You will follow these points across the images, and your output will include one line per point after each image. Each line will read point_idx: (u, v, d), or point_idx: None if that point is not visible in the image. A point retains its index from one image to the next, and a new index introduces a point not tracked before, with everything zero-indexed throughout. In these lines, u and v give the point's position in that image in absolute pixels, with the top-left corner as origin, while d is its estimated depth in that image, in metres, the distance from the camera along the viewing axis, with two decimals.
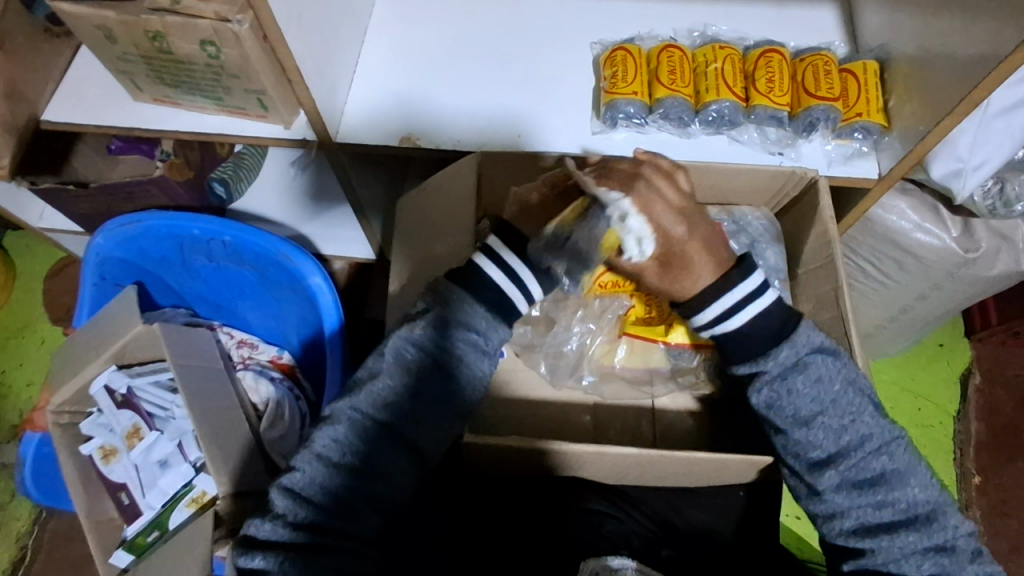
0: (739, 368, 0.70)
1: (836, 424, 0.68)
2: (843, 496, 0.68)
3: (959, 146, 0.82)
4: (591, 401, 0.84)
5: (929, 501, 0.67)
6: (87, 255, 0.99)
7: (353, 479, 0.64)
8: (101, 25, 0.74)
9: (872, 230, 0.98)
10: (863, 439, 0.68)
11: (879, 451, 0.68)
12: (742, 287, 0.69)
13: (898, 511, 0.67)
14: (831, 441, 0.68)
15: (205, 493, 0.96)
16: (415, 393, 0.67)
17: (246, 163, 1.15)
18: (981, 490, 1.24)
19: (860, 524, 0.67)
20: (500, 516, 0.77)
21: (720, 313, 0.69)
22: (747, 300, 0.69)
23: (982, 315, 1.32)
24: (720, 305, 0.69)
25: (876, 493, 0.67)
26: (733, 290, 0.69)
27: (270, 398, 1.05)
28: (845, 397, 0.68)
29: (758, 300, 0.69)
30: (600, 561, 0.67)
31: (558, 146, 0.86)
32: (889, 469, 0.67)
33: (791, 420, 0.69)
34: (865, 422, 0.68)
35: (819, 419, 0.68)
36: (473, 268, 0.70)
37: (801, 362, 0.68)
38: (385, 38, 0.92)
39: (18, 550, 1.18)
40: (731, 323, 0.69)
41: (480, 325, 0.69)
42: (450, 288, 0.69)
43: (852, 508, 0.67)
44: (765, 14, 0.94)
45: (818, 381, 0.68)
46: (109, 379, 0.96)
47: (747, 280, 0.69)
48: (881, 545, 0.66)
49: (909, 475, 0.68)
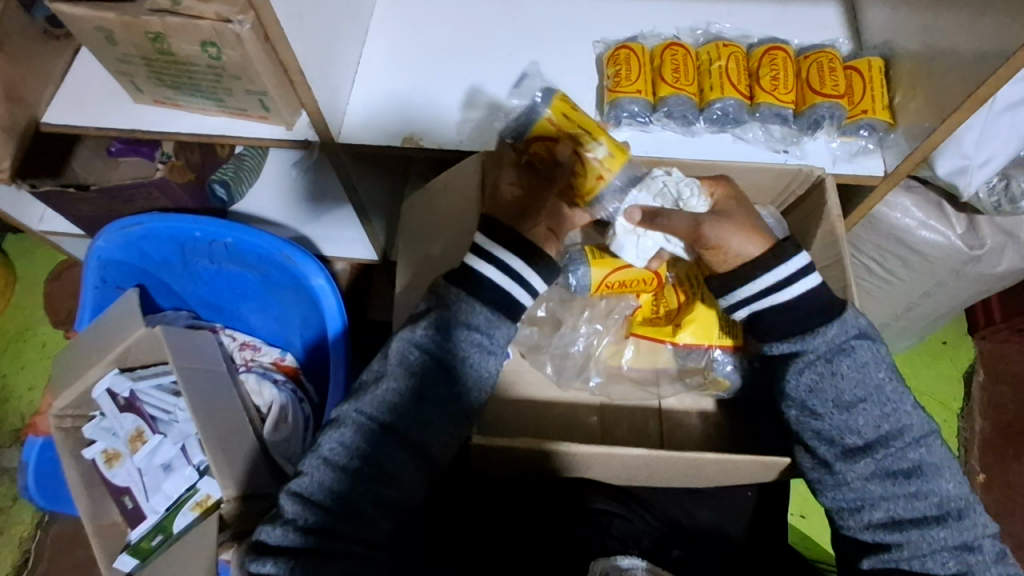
0: (775, 347, 0.71)
1: (877, 412, 0.68)
2: (875, 485, 0.67)
3: (964, 143, 0.82)
4: (598, 401, 0.83)
5: (962, 497, 0.67)
6: (88, 259, 0.99)
7: (371, 478, 0.64)
8: (100, 27, 0.74)
9: (877, 228, 0.98)
10: (902, 429, 0.68)
11: (918, 442, 0.68)
12: (791, 264, 0.69)
13: (930, 505, 0.66)
14: (870, 428, 0.68)
15: (209, 497, 0.95)
16: (424, 393, 0.67)
17: (247, 165, 1.13)
18: (985, 487, 1.24)
19: (889, 517, 0.67)
20: (506, 518, 0.75)
21: (764, 288, 0.70)
22: (797, 276, 0.69)
23: (987, 311, 1.31)
24: (768, 280, 0.69)
25: (911, 484, 0.66)
26: (786, 263, 0.69)
27: (274, 401, 1.04)
28: (889, 385, 0.68)
29: (802, 283, 0.70)
30: (610, 561, 0.66)
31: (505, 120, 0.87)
32: (926, 461, 0.67)
33: (831, 405, 0.68)
34: (906, 413, 0.68)
35: (861, 404, 0.68)
36: (469, 270, 0.69)
37: (847, 347, 0.68)
38: (386, 38, 0.92)
39: (22, 555, 1.17)
40: (782, 295, 0.69)
41: (479, 324, 0.68)
42: (449, 289, 0.69)
43: (882, 500, 0.67)
44: (768, 12, 0.93)
45: (863, 367, 0.68)
46: (112, 383, 0.94)
47: (796, 257, 0.70)
48: (910, 538, 0.66)
49: (944, 468, 0.67)
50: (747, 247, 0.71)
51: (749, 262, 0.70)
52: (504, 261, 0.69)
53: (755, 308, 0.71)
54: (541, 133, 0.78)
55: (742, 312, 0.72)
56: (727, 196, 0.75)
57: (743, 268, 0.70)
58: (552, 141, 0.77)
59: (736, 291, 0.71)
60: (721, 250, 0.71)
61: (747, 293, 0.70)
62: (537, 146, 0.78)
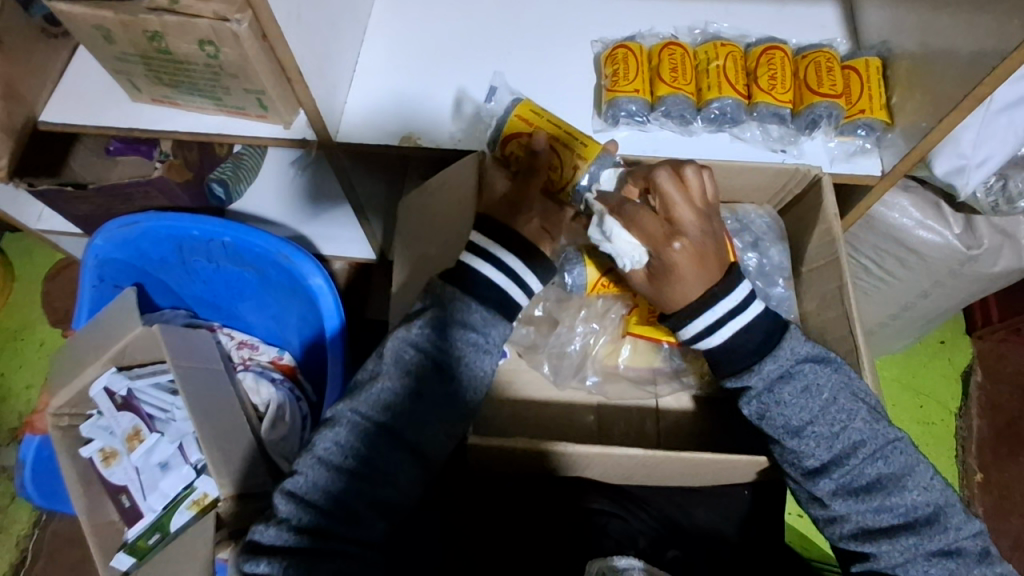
0: (727, 381, 0.71)
1: (827, 432, 0.68)
2: (839, 503, 0.67)
3: (962, 143, 0.82)
4: (595, 401, 0.83)
5: (930, 503, 0.66)
6: (86, 258, 0.99)
7: (359, 482, 0.64)
8: (98, 25, 0.74)
9: (875, 228, 0.98)
10: (856, 446, 0.68)
11: (874, 456, 0.67)
12: (723, 305, 0.67)
13: (897, 515, 0.66)
14: (824, 450, 0.68)
15: (207, 496, 0.95)
16: (414, 396, 0.67)
17: (245, 164, 1.15)
18: (983, 487, 1.24)
19: (860, 528, 0.67)
20: (506, 518, 0.75)
21: (694, 333, 0.69)
22: (727, 316, 0.68)
23: (984, 311, 1.32)
24: (697, 325, 0.68)
25: (874, 498, 0.66)
26: (715, 306, 0.67)
27: (271, 400, 1.04)
28: (835, 405, 0.68)
29: (734, 322, 0.68)
30: (606, 562, 0.65)
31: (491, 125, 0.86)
32: (885, 473, 0.67)
33: (782, 430, 0.69)
34: (857, 428, 0.68)
35: (810, 427, 0.68)
36: (466, 269, 0.70)
37: (787, 373, 0.69)
38: (385, 37, 0.92)
39: (19, 554, 1.17)
40: (713, 340, 0.69)
41: (477, 323, 0.69)
42: (443, 290, 0.70)
43: (850, 513, 0.67)
44: (766, 12, 0.93)
45: (806, 391, 0.68)
46: (110, 381, 0.95)
47: (728, 295, 0.68)
48: (882, 549, 0.66)
49: (907, 478, 0.67)
50: (690, 293, 0.67)
51: (680, 308, 0.68)
52: (503, 259, 0.70)
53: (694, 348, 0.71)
54: (513, 131, 0.81)
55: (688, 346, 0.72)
56: (679, 253, 0.66)
57: (677, 312, 0.68)
58: (525, 136, 0.80)
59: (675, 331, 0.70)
60: (661, 296, 0.69)
61: (684, 336, 0.70)
62: (516, 146, 0.80)
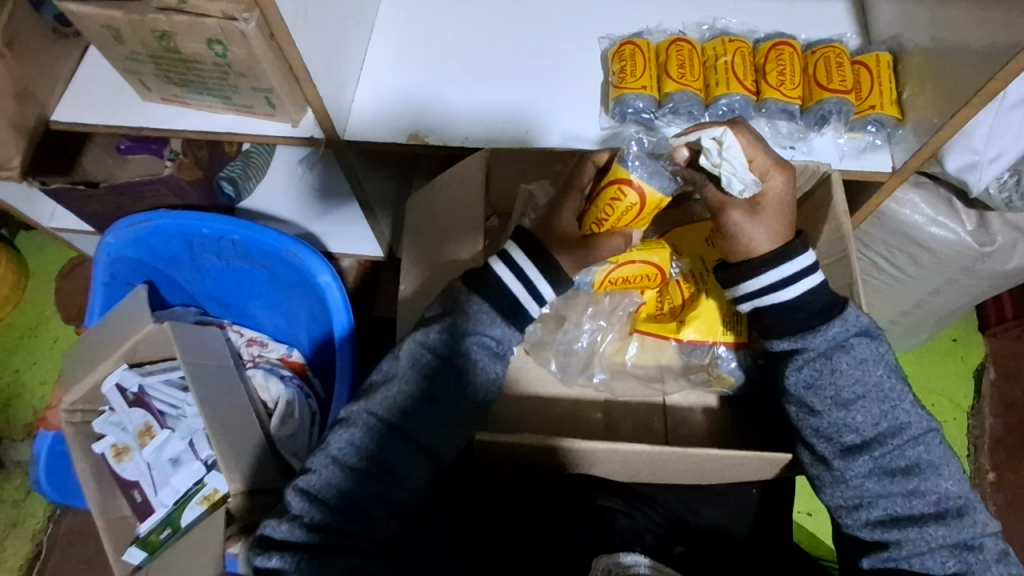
0: (778, 344, 0.69)
1: (876, 409, 0.67)
2: (872, 483, 0.67)
3: (975, 138, 0.81)
4: (602, 398, 0.83)
5: (960, 495, 0.66)
6: (98, 255, 1.00)
7: (374, 479, 0.65)
8: (108, 25, 0.74)
9: (885, 225, 0.97)
10: (899, 427, 0.67)
11: (916, 441, 0.67)
12: (800, 261, 0.67)
13: (928, 503, 0.66)
14: (869, 425, 0.67)
15: (217, 491, 0.97)
16: (432, 396, 0.67)
17: (254, 162, 1.15)
18: (995, 486, 1.23)
19: (887, 514, 0.67)
20: (526, 513, 0.76)
21: (768, 284, 0.67)
22: (803, 273, 0.67)
23: (997, 308, 1.31)
24: (773, 276, 0.66)
25: (909, 482, 0.66)
26: (794, 259, 0.66)
27: (280, 397, 1.06)
28: (886, 383, 0.68)
29: (806, 281, 0.67)
30: (612, 558, 0.66)
31: (500, 125, 0.86)
32: (924, 458, 0.67)
33: (829, 401, 0.68)
34: (904, 411, 0.68)
35: (860, 401, 0.67)
36: (489, 273, 0.69)
37: (845, 343, 0.68)
38: (393, 35, 0.92)
39: (34, 547, 1.19)
40: (784, 295, 0.67)
41: (494, 333, 0.69)
42: (463, 294, 0.69)
43: (880, 497, 0.67)
44: (774, 8, 0.93)
45: (862, 363, 0.68)
46: (121, 378, 0.96)
47: (804, 254, 0.67)
48: (907, 536, 0.65)
49: (943, 467, 0.67)
50: (767, 241, 0.66)
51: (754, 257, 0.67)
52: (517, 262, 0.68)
53: (759, 303, 0.68)
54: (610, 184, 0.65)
55: (746, 305, 0.70)
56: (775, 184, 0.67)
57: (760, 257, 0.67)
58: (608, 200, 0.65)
59: (746, 283, 0.68)
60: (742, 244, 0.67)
61: (751, 289, 0.68)
62: (607, 190, 0.64)
